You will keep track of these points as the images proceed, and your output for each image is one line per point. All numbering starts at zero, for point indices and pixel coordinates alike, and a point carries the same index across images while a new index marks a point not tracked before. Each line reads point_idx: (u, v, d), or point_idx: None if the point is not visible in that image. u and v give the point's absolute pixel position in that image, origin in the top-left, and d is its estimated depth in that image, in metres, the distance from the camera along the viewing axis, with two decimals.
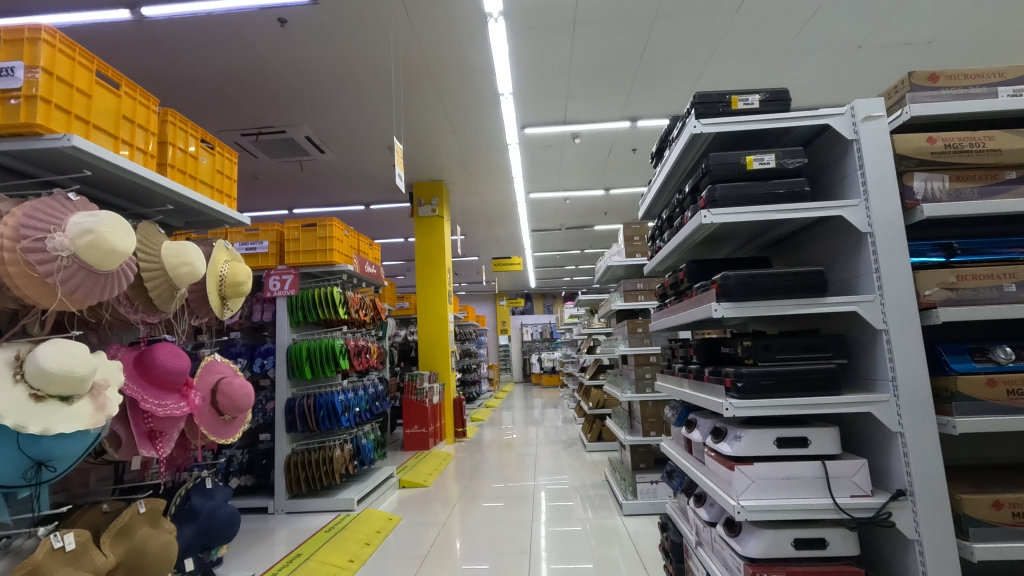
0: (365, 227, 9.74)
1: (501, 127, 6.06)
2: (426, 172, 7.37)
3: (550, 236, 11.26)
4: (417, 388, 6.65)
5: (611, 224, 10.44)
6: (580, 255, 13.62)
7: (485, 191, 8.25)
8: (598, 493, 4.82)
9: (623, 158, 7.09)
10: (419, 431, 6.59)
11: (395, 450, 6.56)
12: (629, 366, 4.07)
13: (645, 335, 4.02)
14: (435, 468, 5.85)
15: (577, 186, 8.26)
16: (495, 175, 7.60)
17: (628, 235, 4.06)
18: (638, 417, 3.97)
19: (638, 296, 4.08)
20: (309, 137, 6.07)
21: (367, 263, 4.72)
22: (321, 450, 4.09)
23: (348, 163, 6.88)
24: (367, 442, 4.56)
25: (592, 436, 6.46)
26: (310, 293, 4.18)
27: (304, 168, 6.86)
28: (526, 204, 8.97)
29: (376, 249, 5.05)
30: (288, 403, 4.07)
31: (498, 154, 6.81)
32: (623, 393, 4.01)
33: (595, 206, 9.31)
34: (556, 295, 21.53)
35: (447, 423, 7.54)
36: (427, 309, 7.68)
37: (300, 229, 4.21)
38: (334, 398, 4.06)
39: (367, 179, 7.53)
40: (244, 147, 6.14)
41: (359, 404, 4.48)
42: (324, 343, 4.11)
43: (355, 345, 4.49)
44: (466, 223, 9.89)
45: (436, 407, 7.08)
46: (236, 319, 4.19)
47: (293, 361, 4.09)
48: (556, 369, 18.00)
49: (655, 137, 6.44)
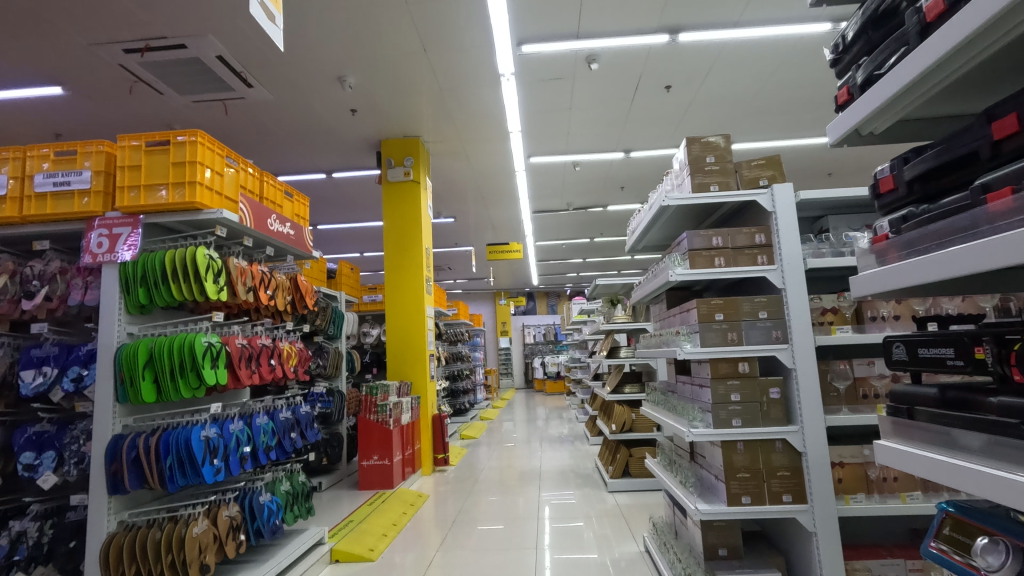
0: (330, 203, 8.07)
1: (489, 44, 4.39)
2: (395, 122, 5.72)
3: (556, 218, 9.59)
4: (378, 404, 4.93)
5: (627, 202, 8.74)
6: (589, 245, 11.92)
7: (473, 153, 6.59)
8: (633, 569, 3.10)
9: (652, 99, 5.43)
10: (380, 463, 4.85)
11: (347, 489, 4.84)
12: (699, 381, 2.37)
13: (727, 328, 2.27)
14: (396, 519, 4.13)
15: (589, 146, 6.59)
16: (485, 126, 5.94)
17: (695, 155, 2.39)
18: (718, 470, 2.28)
19: (711, 261, 2.35)
20: (223, 59, 4.37)
21: (274, 216, 3.04)
22: (170, 526, 2.37)
23: (290, 105, 5.19)
24: (270, 498, 2.88)
25: (614, 469, 4.72)
26: (157, 258, 2.48)
27: (230, 112, 5.17)
28: (525, 172, 7.29)
29: (295, 204, 3.41)
30: (114, 445, 2.35)
31: (487, 89, 5.15)
32: (687, 427, 2.30)
33: (611, 178, 7.63)
34: (561, 294, 19.88)
35: (424, 448, 5.81)
36: (396, 299, 5.97)
37: (141, 149, 2.50)
38: (193, 434, 2.36)
39: (320, 133, 5.85)
40: (136, 73, 4.43)
41: (254, 439, 2.79)
42: (177, 340, 2.41)
43: (247, 343, 2.79)
44: (454, 199, 8.23)
45: (408, 428, 5.38)
46: (40, 303, 2.54)
47: (123, 374, 2.37)
48: (561, 374, 16.31)
49: (699, 61, 4.75)
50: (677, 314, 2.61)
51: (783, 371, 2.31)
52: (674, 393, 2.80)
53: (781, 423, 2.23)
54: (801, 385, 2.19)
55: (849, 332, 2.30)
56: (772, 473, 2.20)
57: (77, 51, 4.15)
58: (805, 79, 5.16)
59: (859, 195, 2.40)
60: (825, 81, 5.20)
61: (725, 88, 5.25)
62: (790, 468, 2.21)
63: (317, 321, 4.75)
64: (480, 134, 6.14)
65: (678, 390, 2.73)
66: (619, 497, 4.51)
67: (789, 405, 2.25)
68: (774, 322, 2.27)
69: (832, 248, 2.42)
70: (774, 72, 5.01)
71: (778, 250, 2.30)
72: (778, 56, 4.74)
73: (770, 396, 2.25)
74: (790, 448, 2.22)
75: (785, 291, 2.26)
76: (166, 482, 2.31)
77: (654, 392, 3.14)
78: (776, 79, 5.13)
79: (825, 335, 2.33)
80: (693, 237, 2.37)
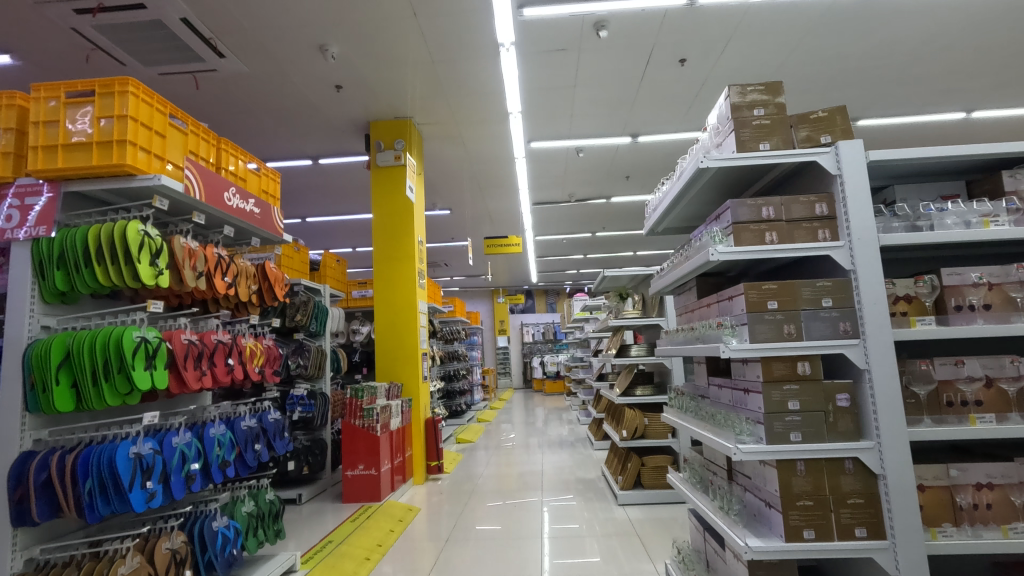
0: (318, 192, 7.60)
1: (487, 7, 3.94)
2: (384, 99, 5.26)
3: (557, 211, 9.16)
4: (363, 408, 4.46)
5: (632, 192, 8.31)
6: (591, 240, 11.50)
7: (470, 136, 6.14)
8: None
9: (663, 74, 5.01)
10: (366, 473, 4.39)
11: (329, 502, 4.37)
12: (747, 384, 1.93)
13: (784, 319, 1.82)
14: (382, 538, 3.67)
15: (594, 129, 6.16)
16: (482, 105, 5.51)
17: (739, 105, 1.93)
18: (771, 496, 1.84)
19: (761, 237, 1.90)
20: (188, 22, 3.89)
21: (232, 188, 2.57)
22: (89, 566, 1.90)
23: (268, 79, 4.73)
24: (226, 524, 2.41)
25: (625, 479, 4.28)
26: (79, 233, 2.01)
27: (202, 86, 4.70)
28: (525, 159, 6.85)
29: (260, 178, 2.94)
30: (19, 466, 1.86)
31: (484, 62, 4.70)
32: (732, 441, 1.85)
33: (616, 166, 7.21)
34: (560, 291, 19.47)
35: (416, 455, 5.34)
36: (387, 293, 5.50)
37: (60, 102, 2.03)
38: (118, 451, 1.89)
39: (303, 113, 5.40)
40: (92, 38, 3.96)
41: (203, 454, 2.32)
42: (100, 335, 1.95)
43: (197, 339, 2.32)
44: (450, 189, 7.78)
45: (399, 433, 4.91)
46: None
47: (32, 378, 1.90)
48: (561, 374, 15.91)
49: (719, 28, 4.31)
50: (714, 303, 2.17)
51: (852, 373, 1.85)
52: (710, 399, 2.35)
53: (852, 439, 1.78)
54: (878, 391, 1.75)
55: (934, 325, 1.86)
56: (841, 501, 1.75)
57: (21, 10, 3.67)
58: (832, 51, 4.73)
59: (941, 155, 1.95)
60: (853, 54, 4.78)
61: (744, 61, 4.82)
62: (864, 494, 1.76)
63: (296, 316, 4.50)
64: (476, 115, 5.70)
65: (716, 396, 2.29)
66: (631, 511, 4.08)
67: (862, 415, 1.79)
68: (842, 313, 1.82)
69: (906, 221, 1.97)
70: (799, 43, 4.58)
71: (845, 222, 1.85)
72: (805, 24, 4.31)
73: (837, 404, 1.80)
74: (863, 470, 1.77)
75: (855, 272, 1.82)
76: (84, 512, 1.85)
77: (679, 397, 2.69)
78: (800, 51, 4.71)
79: (903, 328, 1.88)
80: (738, 208, 1.92)
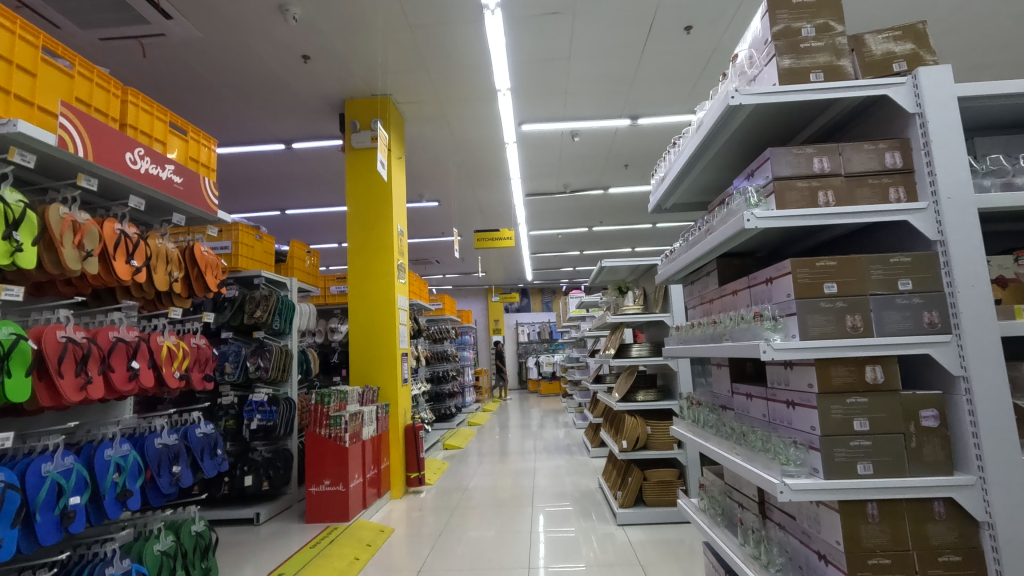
0: (295, 181, 7.12)
1: None
2: (358, 73, 4.77)
3: (552, 204, 8.70)
4: (330, 415, 3.96)
5: (631, 182, 7.85)
6: (588, 236, 11.04)
7: (456, 117, 5.65)
8: None
9: (666, 44, 4.55)
10: (334, 489, 3.87)
11: (291, 522, 3.87)
12: (795, 395, 1.44)
13: (846, 307, 1.33)
14: (344, 566, 3.15)
15: (592, 110, 5.68)
16: (467, 81, 5.02)
17: (781, 22, 1.44)
18: (831, 546, 1.34)
19: (812, 197, 1.41)
20: None
21: (138, 149, 2.07)
22: None
23: (225, 47, 4.24)
24: (126, 570, 1.90)
25: (625, 496, 3.79)
26: None
27: (150, 54, 4.22)
28: (516, 144, 6.37)
29: (185, 143, 2.43)
30: None
31: (467, 28, 4.22)
32: (775, 472, 1.35)
33: (614, 153, 6.75)
34: (557, 290, 19.02)
35: (394, 467, 4.83)
36: (363, 288, 5.00)
37: None
38: None
39: (269, 88, 4.90)
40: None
41: (90, 483, 1.81)
42: None
43: (81, 339, 1.81)
44: (437, 178, 7.30)
45: (374, 443, 4.41)
46: None
47: None
48: (557, 374, 15.45)
49: None
50: (745, 289, 1.68)
51: (938, 380, 1.36)
52: (737, 413, 1.85)
53: (943, 472, 1.28)
54: (982, 406, 1.25)
55: None
56: (931, 560, 1.26)
57: None
58: None
59: None
60: None
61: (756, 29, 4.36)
62: (961, 550, 1.26)
63: (255, 312, 4.07)
64: (460, 92, 5.22)
65: (746, 408, 1.79)
66: (631, 532, 3.58)
67: (955, 439, 1.30)
68: (925, 299, 1.33)
69: (1002, 176, 1.49)
70: None
71: (928, 176, 1.38)
72: None
73: (920, 424, 1.30)
74: (959, 516, 1.27)
75: (944, 243, 1.33)
76: None
77: (693, 408, 2.18)
78: None
79: (1006, 320, 1.37)
80: (781, 159, 1.42)
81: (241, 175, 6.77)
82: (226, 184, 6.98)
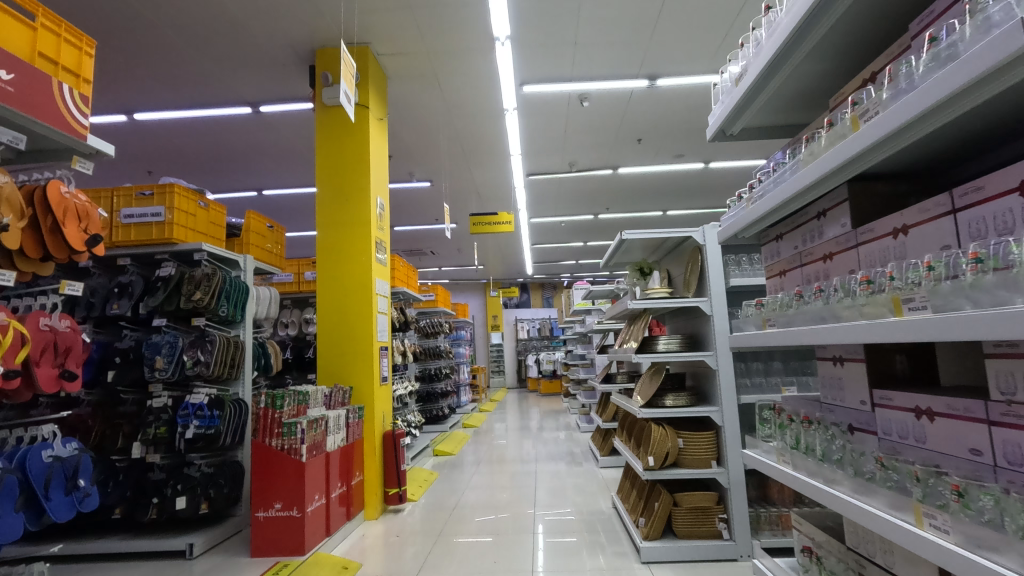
0: (269, 154, 6.36)
1: None
2: (329, 13, 4.00)
3: (556, 186, 7.94)
4: (283, 422, 3.18)
5: (643, 160, 7.08)
6: (594, 224, 10.27)
7: (446, 73, 4.88)
8: None
9: None
10: (286, 515, 3.09)
11: (233, 555, 3.10)
12: None
13: None
14: None
15: (605, 67, 4.91)
16: (459, 26, 4.24)
17: None
18: None
19: None
20: None
21: None
22: None
23: None
24: None
25: (649, 524, 3.03)
26: None
27: None
28: (516, 111, 5.59)
29: (32, 26, 1.63)
30: None
31: None
32: None
33: (627, 123, 5.98)
34: (558, 285, 18.29)
35: (369, 483, 4.06)
36: (334, 271, 4.23)
37: None
38: None
39: (224, 30, 4.14)
40: None
41: None
42: None
43: None
44: (428, 153, 6.53)
45: (343, 454, 3.64)
46: None
47: None
48: (558, 373, 14.69)
49: None
50: (944, 217, 0.92)
51: None
52: (893, 443, 1.08)
53: None
54: None
55: None
56: None
57: None
58: None
59: None
60: None
61: None
62: None
63: (194, 294, 3.31)
64: (452, 41, 4.44)
65: (918, 437, 1.02)
66: (659, 572, 2.83)
67: None
68: None
69: None
70: None
71: None
72: None
73: None
74: None
75: None
76: None
77: (786, 427, 1.41)
78: None
79: None
80: None
81: (208, 146, 6.01)
82: (191, 156, 6.21)
